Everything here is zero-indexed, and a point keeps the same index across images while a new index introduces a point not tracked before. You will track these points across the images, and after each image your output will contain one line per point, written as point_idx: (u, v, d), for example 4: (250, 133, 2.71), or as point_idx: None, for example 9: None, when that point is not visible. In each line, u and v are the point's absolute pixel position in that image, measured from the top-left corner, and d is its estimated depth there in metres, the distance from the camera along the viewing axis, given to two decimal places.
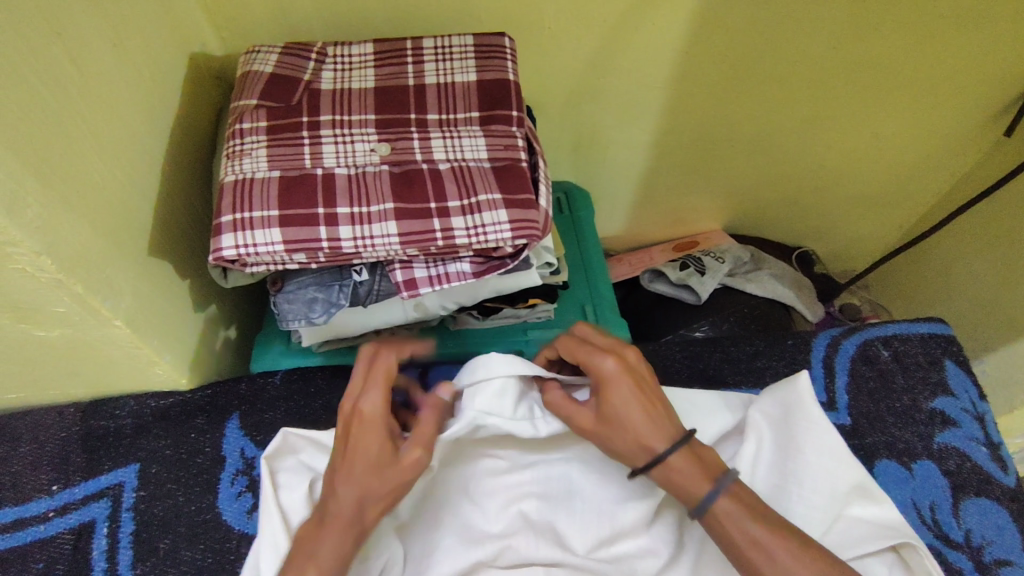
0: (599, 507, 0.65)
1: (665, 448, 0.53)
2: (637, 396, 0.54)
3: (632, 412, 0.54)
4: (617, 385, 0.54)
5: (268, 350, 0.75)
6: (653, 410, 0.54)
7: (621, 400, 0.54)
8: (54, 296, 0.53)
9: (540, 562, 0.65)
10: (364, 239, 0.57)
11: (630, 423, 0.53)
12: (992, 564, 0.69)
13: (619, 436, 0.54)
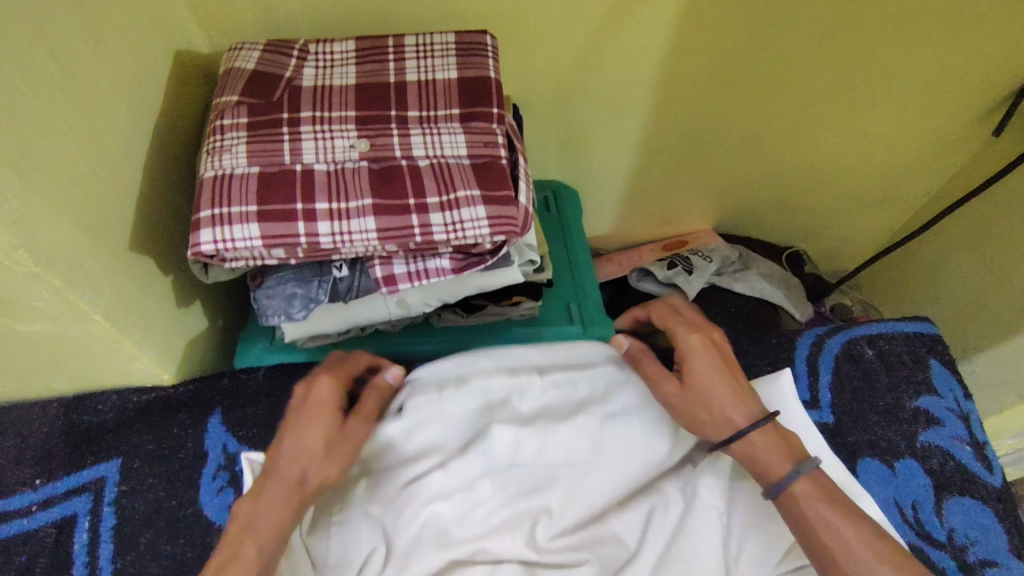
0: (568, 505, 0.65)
1: (747, 424, 0.59)
2: (719, 370, 0.61)
3: (716, 387, 0.60)
4: (706, 360, 0.62)
5: (252, 346, 0.76)
6: (736, 388, 0.61)
7: (708, 371, 0.61)
8: (34, 290, 0.53)
9: (512, 563, 0.63)
10: (342, 235, 0.57)
11: (715, 395, 0.60)
12: (976, 564, 0.69)
13: (701, 411, 0.61)
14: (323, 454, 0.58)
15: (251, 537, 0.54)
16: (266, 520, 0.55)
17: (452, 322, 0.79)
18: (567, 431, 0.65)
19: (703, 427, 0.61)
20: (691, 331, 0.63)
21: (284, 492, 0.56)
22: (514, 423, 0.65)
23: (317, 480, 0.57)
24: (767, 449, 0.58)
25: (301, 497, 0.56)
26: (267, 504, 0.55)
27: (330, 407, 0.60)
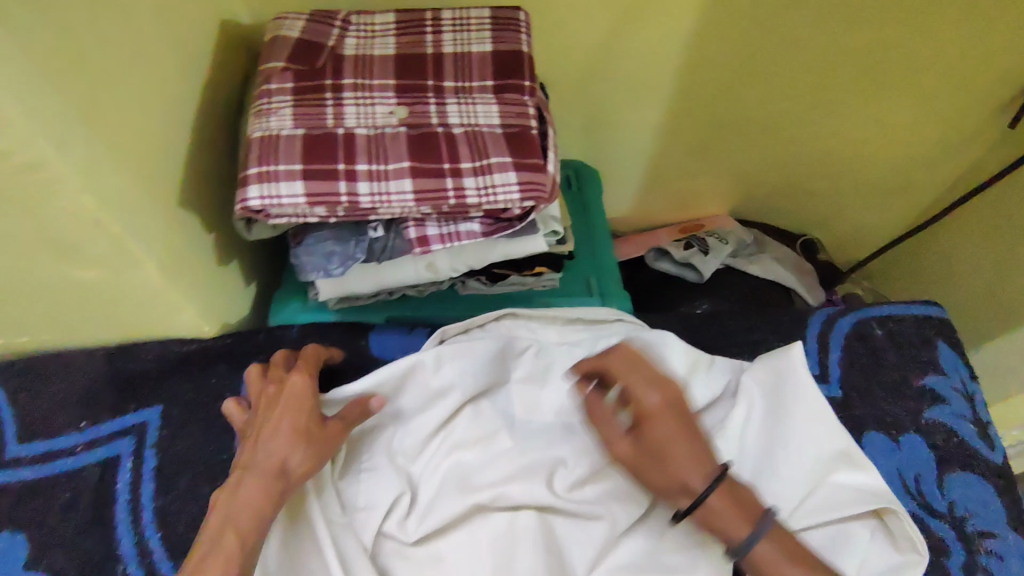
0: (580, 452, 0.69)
1: (705, 488, 0.57)
2: (678, 431, 0.59)
3: (673, 448, 0.59)
4: (662, 419, 0.60)
5: (287, 305, 0.80)
6: (696, 448, 0.59)
7: (663, 431, 0.59)
8: (95, 235, 0.57)
9: (532, 510, 0.68)
10: (381, 195, 0.60)
11: (672, 458, 0.58)
12: (974, 535, 0.72)
13: (662, 474, 0.59)
14: (301, 446, 0.60)
15: (231, 528, 0.55)
16: (245, 510, 0.56)
17: (475, 291, 0.82)
18: None
19: (662, 489, 0.60)
20: (651, 390, 0.61)
21: (259, 485, 0.57)
22: (530, 380, 0.73)
23: (296, 470, 0.59)
24: (726, 513, 0.57)
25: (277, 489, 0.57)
26: (241, 496, 0.56)
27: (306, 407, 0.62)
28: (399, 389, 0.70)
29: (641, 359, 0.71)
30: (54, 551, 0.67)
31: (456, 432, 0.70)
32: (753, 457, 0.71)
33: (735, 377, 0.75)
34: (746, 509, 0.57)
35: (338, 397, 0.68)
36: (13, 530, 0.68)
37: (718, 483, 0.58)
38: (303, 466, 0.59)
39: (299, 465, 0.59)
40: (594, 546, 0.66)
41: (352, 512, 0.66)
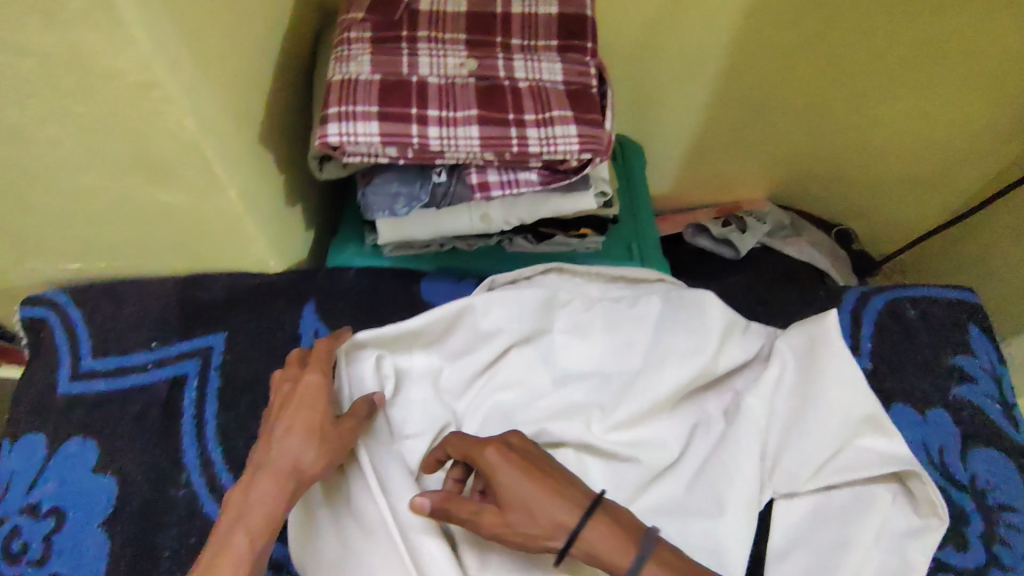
0: (614, 398, 0.73)
1: (578, 521, 0.57)
2: (527, 475, 0.58)
3: (532, 494, 0.58)
4: (506, 468, 0.59)
5: (343, 250, 0.85)
6: (553, 482, 0.59)
7: (513, 478, 0.58)
8: (190, 159, 0.62)
9: (571, 448, 0.71)
10: (449, 138, 0.64)
11: (533, 503, 0.57)
12: (995, 508, 0.74)
13: (524, 532, 0.57)
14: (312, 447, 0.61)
15: (242, 529, 0.57)
16: (256, 510, 0.58)
17: (521, 249, 0.85)
18: (619, 340, 0.75)
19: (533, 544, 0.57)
20: (484, 446, 0.60)
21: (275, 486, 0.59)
22: (571, 329, 0.76)
23: (310, 471, 0.60)
24: (608, 544, 0.57)
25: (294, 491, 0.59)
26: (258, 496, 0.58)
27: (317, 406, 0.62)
28: (446, 332, 0.74)
29: (675, 317, 0.75)
30: (122, 457, 0.72)
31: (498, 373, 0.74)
32: (783, 415, 0.73)
33: (769, 342, 0.78)
34: (628, 532, 0.58)
35: (391, 332, 0.71)
36: (85, 436, 0.73)
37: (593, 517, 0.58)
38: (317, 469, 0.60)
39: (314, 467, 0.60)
40: (628, 487, 0.70)
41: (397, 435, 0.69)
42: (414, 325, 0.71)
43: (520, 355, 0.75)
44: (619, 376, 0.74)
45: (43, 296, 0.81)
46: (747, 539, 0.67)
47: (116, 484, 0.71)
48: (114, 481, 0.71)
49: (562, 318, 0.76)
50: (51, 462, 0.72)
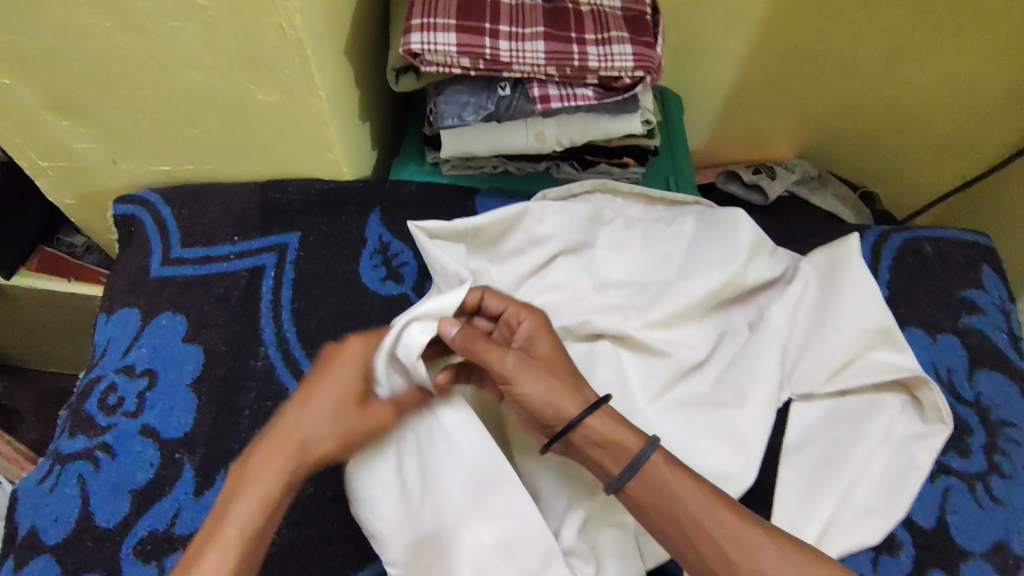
0: (650, 300, 0.79)
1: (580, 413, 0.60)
2: (534, 377, 0.60)
3: (541, 392, 0.60)
4: (517, 375, 0.60)
5: (406, 167, 0.93)
6: (557, 383, 0.61)
7: (525, 380, 0.60)
8: (290, 56, 0.70)
9: (608, 341, 0.78)
10: (518, 51, 0.73)
11: (546, 399, 0.60)
12: (996, 422, 0.81)
13: (549, 385, 0.61)
14: (334, 420, 0.60)
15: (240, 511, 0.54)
16: (257, 485, 0.55)
17: (566, 175, 0.93)
18: (654, 253, 0.82)
19: (550, 405, 0.60)
20: (491, 352, 0.61)
21: (281, 457, 0.57)
22: (612, 244, 0.83)
23: (321, 446, 0.59)
24: (615, 428, 0.60)
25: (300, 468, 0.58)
26: (263, 465, 0.56)
27: (346, 375, 0.62)
28: (500, 237, 0.81)
29: (709, 234, 0.81)
30: (207, 331, 0.81)
31: (545, 275, 0.81)
32: (805, 327, 0.79)
33: (792, 265, 0.83)
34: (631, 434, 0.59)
35: (460, 226, 0.78)
36: (174, 312, 0.82)
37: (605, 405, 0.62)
38: (329, 446, 0.59)
39: (326, 444, 0.59)
40: (659, 380, 0.76)
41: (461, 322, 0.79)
42: (478, 223, 0.78)
43: (565, 263, 0.81)
44: (652, 284, 0.81)
45: (136, 195, 0.90)
46: (765, 426, 0.74)
47: (202, 353, 0.80)
48: (200, 350, 0.80)
49: (604, 235, 0.83)
50: (144, 333, 0.81)
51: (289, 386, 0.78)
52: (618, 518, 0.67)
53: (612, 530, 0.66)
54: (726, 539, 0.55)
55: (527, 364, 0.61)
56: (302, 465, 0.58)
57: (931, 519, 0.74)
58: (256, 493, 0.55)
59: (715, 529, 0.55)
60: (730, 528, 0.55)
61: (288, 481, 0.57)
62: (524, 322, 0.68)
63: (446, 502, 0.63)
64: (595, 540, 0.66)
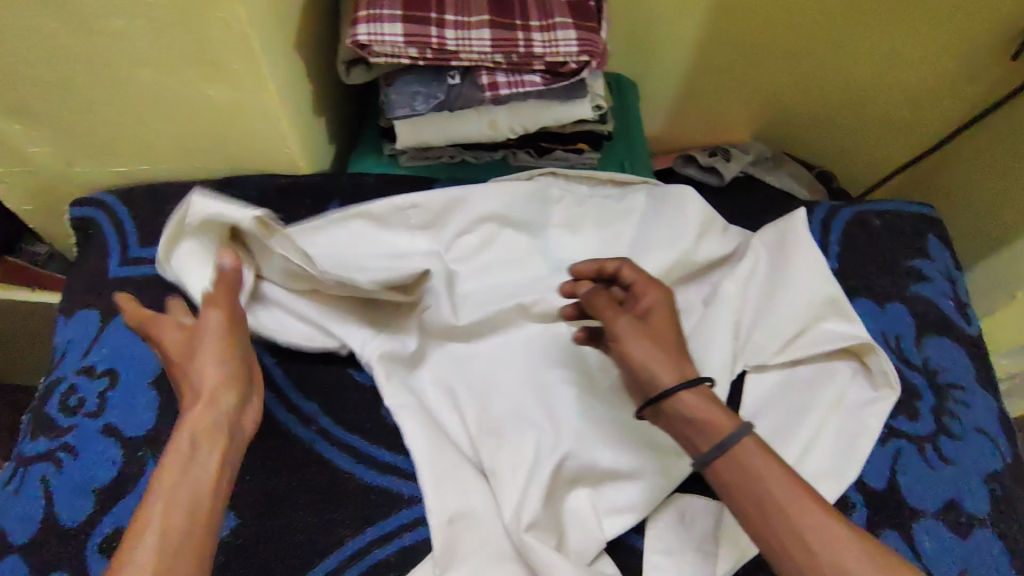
0: None
1: (678, 385, 0.59)
2: (653, 347, 0.61)
3: (650, 358, 0.61)
4: (634, 340, 0.62)
5: (364, 160, 0.94)
6: (675, 359, 0.61)
7: (639, 344, 0.62)
8: (237, 49, 0.70)
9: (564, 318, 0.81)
10: (464, 39, 0.74)
11: (649, 364, 0.61)
12: (944, 385, 0.83)
13: (653, 354, 0.61)
14: (199, 349, 0.60)
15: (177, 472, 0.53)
16: (185, 439, 0.55)
17: (523, 164, 0.95)
18: (605, 234, 0.85)
19: (647, 370, 0.61)
20: (619, 315, 0.64)
21: (188, 408, 0.57)
22: (564, 227, 0.85)
23: (203, 372, 0.59)
24: (710, 407, 0.59)
25: (208, 404, 0.57)
26: (177, 424, 0.56)
27: (182, 330, 0.63)
28: (443, 218, 0.83)
29: (659, 214, 0.84)
30: None
31: (495, 253, 0.84)
32: (756, 300, 0.81)
33: (742, 241, 0.86)
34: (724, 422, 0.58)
35: (398, 202, 0.82)
36: (134, 311, 0.82)
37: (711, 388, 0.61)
38: (216, 374, 0.59)
39: (213, 374, 0.59)
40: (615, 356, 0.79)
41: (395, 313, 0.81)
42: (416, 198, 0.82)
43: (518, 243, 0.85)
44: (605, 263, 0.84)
45: (92, 197, 0.89)
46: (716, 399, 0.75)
47: None
48: None
49: (555, 217, 0.85)
50: (104, 333, 0.81)
51: None
52: (579, 485, 0.71)
53: (575, 498, 0.71)
54: (811, 530, 0.53)
55: (646, 330, 0.63)
56: (206, 399, 0.58)
57: (882, 481, 0.76)
58: (177, 447, 0.54)
59: (801, 515, 0.54)
60: (814, 516, 0.54)
61: (206, 418, 0.57)
62: (651, 292, 0.66)
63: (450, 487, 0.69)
64: (558, 508, 0.70)
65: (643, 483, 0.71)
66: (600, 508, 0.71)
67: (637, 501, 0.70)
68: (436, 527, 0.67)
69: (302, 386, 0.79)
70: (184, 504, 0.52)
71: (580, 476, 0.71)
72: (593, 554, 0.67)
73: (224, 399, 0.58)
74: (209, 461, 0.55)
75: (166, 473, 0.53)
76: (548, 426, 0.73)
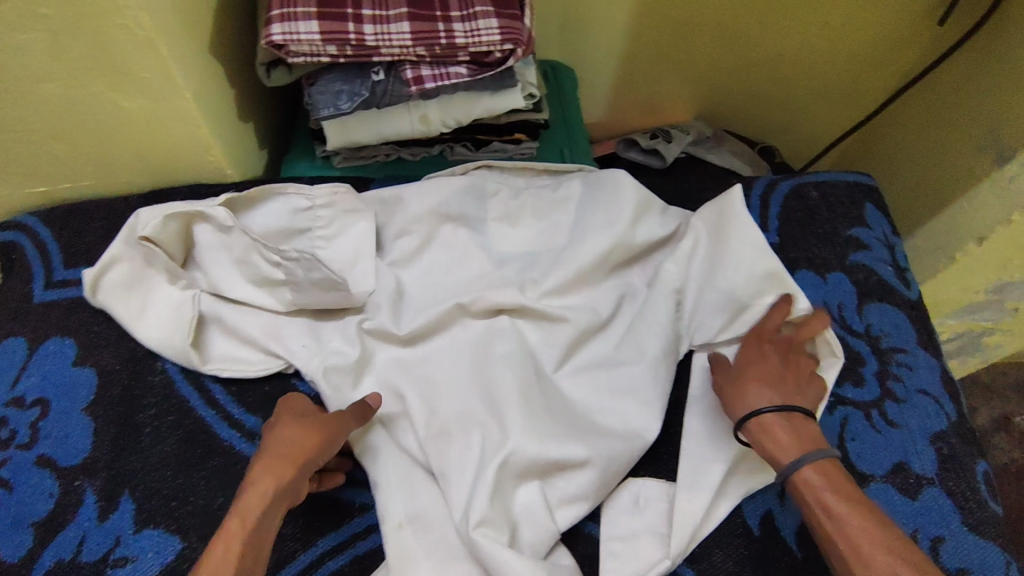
0: (543, 263, 0.83)
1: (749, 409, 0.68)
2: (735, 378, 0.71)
3: (730, 389, 0.71)
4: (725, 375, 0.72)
5: (296, 163, 0.92)
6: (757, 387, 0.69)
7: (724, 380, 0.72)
8: (144, 58, 0.68)
9: (507, 313, 0.80)
10: (383, 34, 0.72)
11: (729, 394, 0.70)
12: (887, 349, 0.85)
13: (733, 385, 0.71)
14: (300, 432, 0.66)
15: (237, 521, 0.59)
16: (253, 501, 0.60)
17: (462, 157, 0.94)
18: (546, 224, 0.85)
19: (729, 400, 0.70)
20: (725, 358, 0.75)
21: (279, 464, 0.63)
22: (503, 220, 0.85)
23: (298, 453, 0.64)
24: (778, 429, 0.65)
25: (297, 469, 0.63)
26: (264, 474, 0.62)
27: (289, 412, 0.69)
28: (384, 221, 0.85)
29: (595, 200, 0.84)
30: (99, 351, 0.78)
31: (435, 253, 0.84)
32: (697, 279, 0.81)
33: (682, 222, 0.85)
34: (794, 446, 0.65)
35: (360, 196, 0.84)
36: (62, 337, 0.79)
37: (798, 412, 0.66)
38: (312, 448, 0.65)
39: (308, 446, 0.65)
40: (560, 346, 0.78)
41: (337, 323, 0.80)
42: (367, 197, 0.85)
43: (458, 238, 0.84)
44: (545, 255, 0.84)
45: (11, 220, 0.85)
46: (663, 379, 0.76)
47: (95, 374, 0.77)
48: (94, 372, 0.77)
49: (494, 211, 0.85)
50: (32, 361, 0.78)
51: (190, 398, 0.76)
52: (528, 480, 0.71)
53: (525, 493, 0.71)
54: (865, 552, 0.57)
55: (736, 366, 0.72)
56: (297, 464, 0.63)
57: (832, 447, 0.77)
58: (258, 497, 0.61)
59: (856, 544, 0.58)
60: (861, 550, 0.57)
61: (290, 481, 0.63)
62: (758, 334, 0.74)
63: (398, 500, 0.69)
64: (507, 503, 0.69)
65: (593, 471, 0.71)
66: (552, 499, 0.71)
67: (588, 489, 0.70)
68: (386, 535, 0.67)
69: (243, 402, 0.77)
70: (249, 556, 0.58)
71: (528, 471, 0.70)
72: (546, 546, 0.68)
73: (309, 468, 0.64)
74: (276, 520, 0.61)
75: (242, 518, 0.59)
76: (494, 419, 0.72)
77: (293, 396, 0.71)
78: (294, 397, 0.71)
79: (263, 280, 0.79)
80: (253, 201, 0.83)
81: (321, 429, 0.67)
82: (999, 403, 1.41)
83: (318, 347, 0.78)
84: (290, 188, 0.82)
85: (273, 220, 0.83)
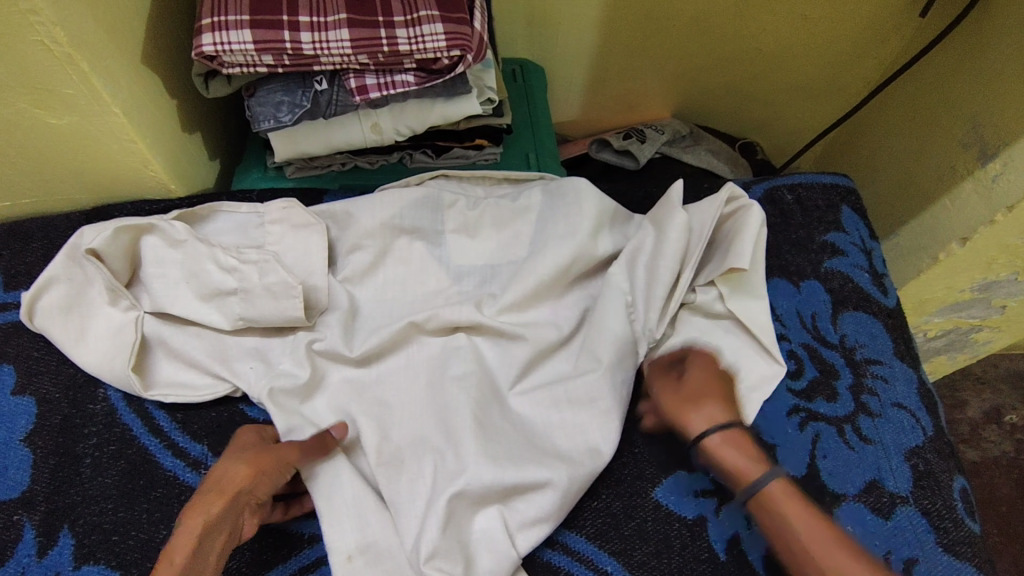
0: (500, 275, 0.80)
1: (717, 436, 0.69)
2: (702, 404, 0.71)
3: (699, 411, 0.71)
4: (675, 394, 0.73)
5: (247, 174, 0.89)
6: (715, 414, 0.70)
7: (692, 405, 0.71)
8: (64, 74, 0.64)
9: (463, 331, 0.77)
10: (321, 43, 0.68)
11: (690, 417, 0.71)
12: (862, 361, 0.81)
13: (705, 409, 0.71)
14: (237, 461, 0.63)
15: (167, 558, 0.55)
16: (183, 535, 0.56)
17: (421, 164, 0.90)
18: (505, 236, 0.82)
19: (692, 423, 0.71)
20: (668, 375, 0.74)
21: (209, 496, 0.60)
22: (461, 231, 0.82)
23: (232, 481, 0.61)
24: (735, 450, 0.68)
25: (228, 500, 0.60)
26: (193, 508, 0.59)
27: (234, 446, 0.66)
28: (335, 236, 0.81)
29: (556, 209, 0.80)
30: (39, 378, 0.75)
31: (391, 267, 0.80)
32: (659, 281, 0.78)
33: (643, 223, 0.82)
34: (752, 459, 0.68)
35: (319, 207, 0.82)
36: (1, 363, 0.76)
37: (736, 430, 0.70)
38: (245, 478, 0.61)
39: (241, 477, 0.61)
40: (516, 364, 0.75)
41: (287, 343, 0.77)
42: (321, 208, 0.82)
43: (413, 252, 0.80)
44: (503, 267, 0.81)
45: None
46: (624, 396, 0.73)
47: (34, 403, 0.74)
48: (32, 400, 0.74)
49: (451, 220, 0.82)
50: None
51: (133, 426, 0.73)
52: (487, 505, 0.68)
53: (483, 519, 0.67)
54: None
55: (693, 396, 0.72)
56: (228, 496, 0.60)
57: (801, 468, 0.74)
58: (188, 530, 0.57)
59: None
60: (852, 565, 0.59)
61: (221, 513, 0.59)
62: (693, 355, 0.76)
63: (348, 535, 0.66)
64: (462, 531, 0.66)
65: (555, 491, 0.67)
66: (512, 523, 0.67)
67: (549, 510, 0.67)
68: (336, 569, 0.65)
69: (189, 429, 0.74)
70: None
71: (484, 497, 0.67)
72: (506, 572, 0.64)
73: (243, 500, 0.61)
74: (210, 557, 0.57)
75: (173, 555, 0.55)
76: (448, 447, 0.70)
77: (240, 432, 0.69)
78: (239, 435, 0.68)
79: (211, 300, 0.76)
80: (199, 217, 0.80)
81: (260, 457, 0.64)
82: (990, 395, 1.37)
83: (267, 370, 0.75)
84: (245, 207, 0.81)
85: (229, 236, 0.80)
